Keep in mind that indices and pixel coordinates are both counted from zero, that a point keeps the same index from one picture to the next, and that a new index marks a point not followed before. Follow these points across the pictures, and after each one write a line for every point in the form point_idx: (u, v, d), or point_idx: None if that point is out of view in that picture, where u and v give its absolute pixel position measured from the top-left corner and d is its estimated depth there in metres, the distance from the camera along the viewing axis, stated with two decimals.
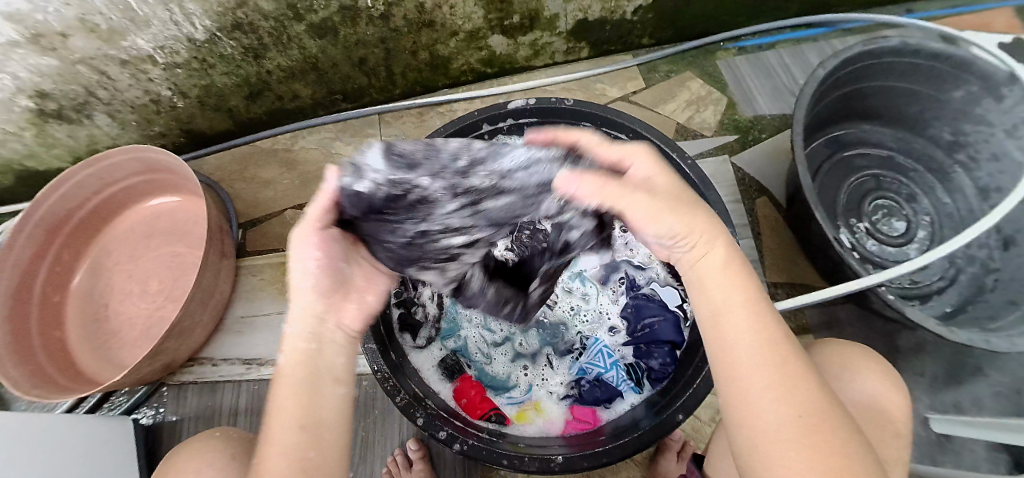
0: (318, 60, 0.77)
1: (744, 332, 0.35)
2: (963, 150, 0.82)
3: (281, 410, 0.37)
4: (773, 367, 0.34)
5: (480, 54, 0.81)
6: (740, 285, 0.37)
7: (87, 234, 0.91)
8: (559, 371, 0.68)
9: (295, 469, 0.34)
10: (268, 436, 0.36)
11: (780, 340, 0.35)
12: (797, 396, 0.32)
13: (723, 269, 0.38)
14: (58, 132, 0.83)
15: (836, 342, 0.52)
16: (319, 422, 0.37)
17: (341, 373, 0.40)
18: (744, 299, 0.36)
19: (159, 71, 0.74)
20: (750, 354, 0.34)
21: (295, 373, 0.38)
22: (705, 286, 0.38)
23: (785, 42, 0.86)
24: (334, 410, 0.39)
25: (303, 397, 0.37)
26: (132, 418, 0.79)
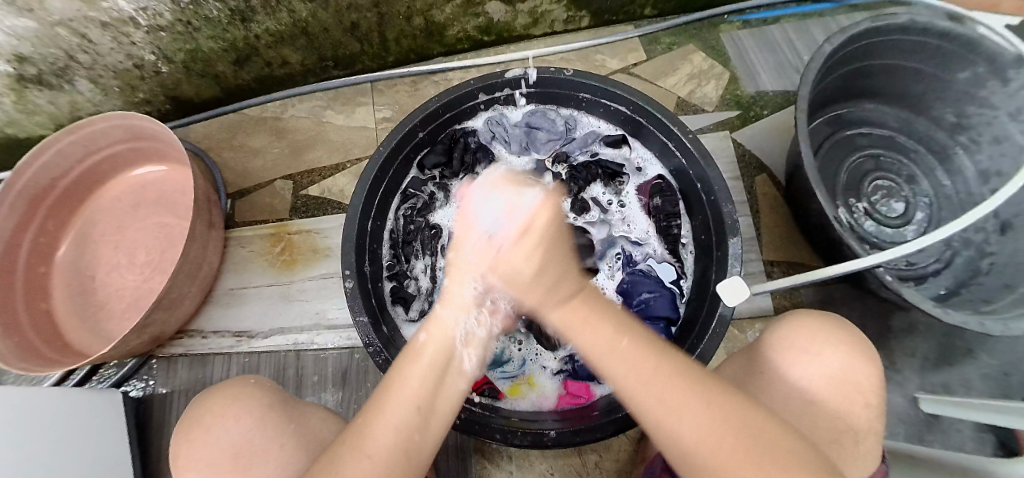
0: (308, 24, 0.74)
1: (620, 363, 0.36)
2: (964, 133, 0.81)
3: (405, 388, 0.37)
4: (655, 386, 0.35)
5: (477, 21, 0.79)
6: (597, 318, 0.38)
7: (71, 204, 0.88)
8: (553, 346, 0.67)
9: (401, 448, 0.35)
10: (386, 403, 0.37)
11: (648, 353, 0.37)
12: (695, 404, 0.33)
13: (575, 309, 0.39)
14: (38, 97, 0.80)
15: (804, 315, 0.50)
16: (434, 408, 0.38)
17: (466, 372, 0.42)
18: (605, 330, 0.38)
19: (141, 35, 0.71)
20: (641, 383, 0.35)
21: (425, 356, 0.39)
22: (579, 329, 0.38)
23: (791, 16, 0.84)
24: (447, 403, 0.39)
25: (430, 386, 0.38)
26: (121, 390, 0.78)
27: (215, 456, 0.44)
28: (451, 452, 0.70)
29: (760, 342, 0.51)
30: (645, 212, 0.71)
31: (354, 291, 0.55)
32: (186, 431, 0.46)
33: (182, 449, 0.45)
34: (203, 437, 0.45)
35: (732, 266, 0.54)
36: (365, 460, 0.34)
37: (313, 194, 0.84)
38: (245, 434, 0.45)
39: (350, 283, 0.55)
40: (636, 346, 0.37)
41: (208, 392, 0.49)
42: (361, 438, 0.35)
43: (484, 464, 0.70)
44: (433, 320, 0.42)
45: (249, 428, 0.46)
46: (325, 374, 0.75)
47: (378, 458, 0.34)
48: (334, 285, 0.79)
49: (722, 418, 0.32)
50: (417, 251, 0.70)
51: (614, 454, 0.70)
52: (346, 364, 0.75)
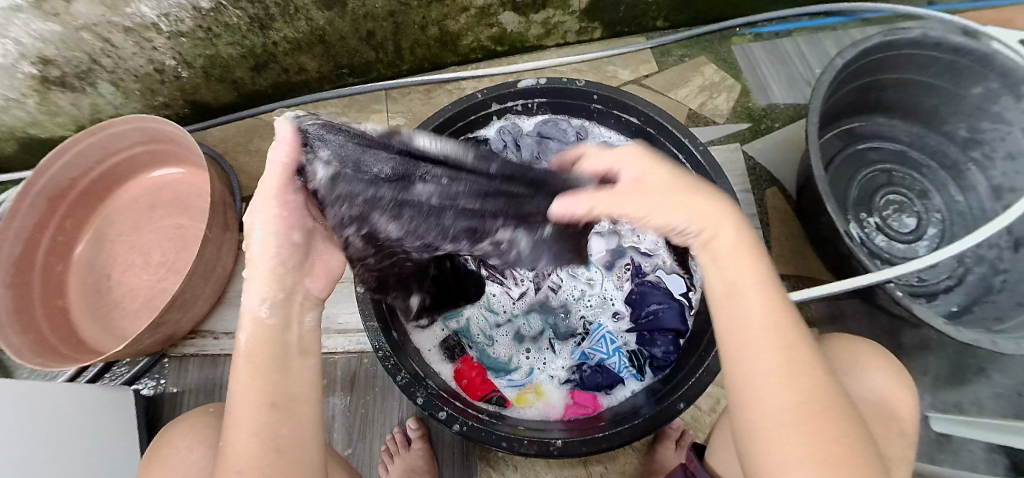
0: (325, 33, 0.75)
1: (757, 314, 0.35)
2: (977, 149, 0.81)
3: (245, 407, 0.34)
4: (783, 353, 0.33)
5: (490, 31, 0.80)
6: (755, 260, 0.37)
7: (90, 205, 0.90)
8: (561, 356, 0.67)
9: (267, 449, 0.33)
10: (234, 419, 0.34)
11: (786, 314, 0.35)
12: (803, 385, 0.32)
13: (741, 253, 0.37)
14: (60, 99, 0.82)
15: (851, 337, 0.51)
16: (292, 399, 0.35)
17: (309, 344, 0.39)
18: (761, 288, 0.36)
19: (163, 40, 0.73)
20: (755, 330, 0.34)
21: (252, 353, 0.35)
22: (722, 265, 0.38)
23: (802, 30, 0.84)
24: (309, 388, 0.37)
25: (272, 373, 0.35)
26: (133, 389, 0.79)
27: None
28: (457, 456, 0.71)
29: None
30: None
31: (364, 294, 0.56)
32: (154, 461, 0.46)
33: None
34: (168, 468, 0.44)
35: None
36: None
37: None
38: (205, 461, 0.44)
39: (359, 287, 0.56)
40: (788, 321, 0.35)
41: (175, 423, 0.50)
42: (222, 460, 0.33)
43: (489, 473, 0.70)
44: (242, 317, 0.36)
45: (210, 454, 0.45)
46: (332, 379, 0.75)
47: (248, 472, 0.32)
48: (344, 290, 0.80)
49: (818, 402, 0.31)
50: None
51: (620, 466, 0.70)
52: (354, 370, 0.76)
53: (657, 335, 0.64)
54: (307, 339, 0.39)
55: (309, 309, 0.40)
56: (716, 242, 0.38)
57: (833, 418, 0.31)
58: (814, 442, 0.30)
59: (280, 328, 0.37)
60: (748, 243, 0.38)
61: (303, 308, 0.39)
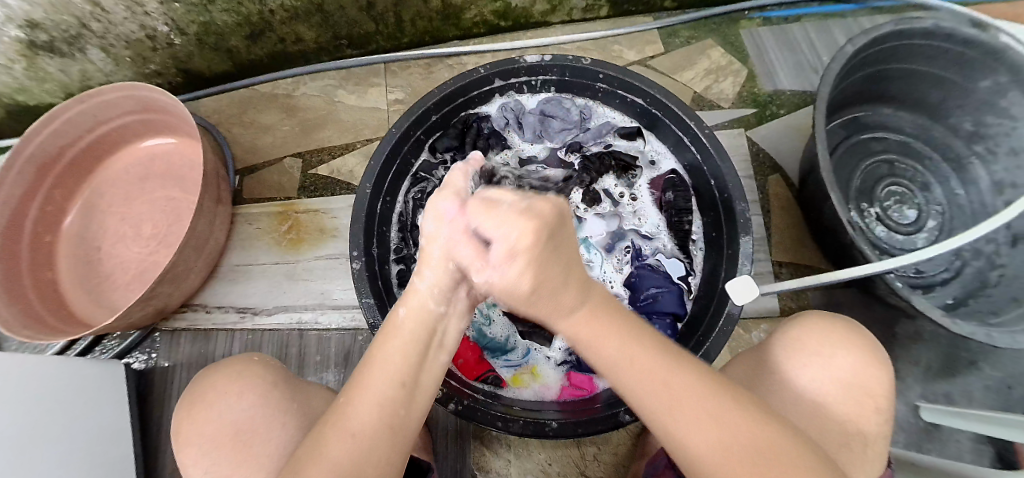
0: (323, 1, 0.73)
1: (635, 378, 0.33)
2: (982, 142, 0.80)
3: (381, 382, 0.35)
4: (670, 405, 0.32)
5: (494, 6, 0.78)
6: (605, 327, 0.34)
7: (79, 175, 0.88)
8: (558, 337, 0.67)
9: (383, 425, 0.34)
10: (364, 385, 0.35)
11: (661, 364, 0.34)
12: (714, 427, 0.32)
13: (586, 322, 0.33)
14: (49, 64, 0.80)
15: (820, 317, 0.50)
16: (418, 386, 0.37)
17: (448, 342, 0.40)
18: (618, 343, 0.33)
19: (155, 5, 0.70)
20: (649, 398, 0.33)
21: (404, 330, 0.36)
22: (586, 343, 0.34)
23: (812, 15, 0.83)
24: (431, 382, 0.38)
25: (412, 357, 0.36)
26: (124, 362, 0.78)
27: (218, 431, 0.46)
28: (450, 438, 0.71)
29: (771, 343, 0.51)
30: (657, 207, 0.70)
31: (361, 272, 0.55)
32: (191, 404, 0.48)
33: (187, 419, 0.47)
34: (207, 412, 0.47)
35: (743, 264, 0.54)
36: (349, 440, 0.34)
37: (321, 173, 0.84)
38: (249, 410, 0.47)
39: (357, 264, 0.56)
40: (670, 371, 0.33)
41: (208, 371, 0.50)
42: (341, 419, 0.35)
43: (483, 451, 0.70)
44: (410, 291, 0.38)
45: (255, 403, 0.47)
46: (327, 355, 0.75)
47: (361, 436, 0.34)
48: (340, 266, 0.79)
49: (740, 438, 0.32)
50: None
51: (612, 447, 0.70)
52: (349, 345, 0.75)
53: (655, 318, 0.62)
54: (447, 335, 0.39)
55: (461, 315, 0.40)
56: (591, 351, 0.34)
57: (755, 440, 0.32)
58: (757, 471, 0.31)
59: (436, 316, 0.37)
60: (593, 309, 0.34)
61: (460, 312, 0.40)
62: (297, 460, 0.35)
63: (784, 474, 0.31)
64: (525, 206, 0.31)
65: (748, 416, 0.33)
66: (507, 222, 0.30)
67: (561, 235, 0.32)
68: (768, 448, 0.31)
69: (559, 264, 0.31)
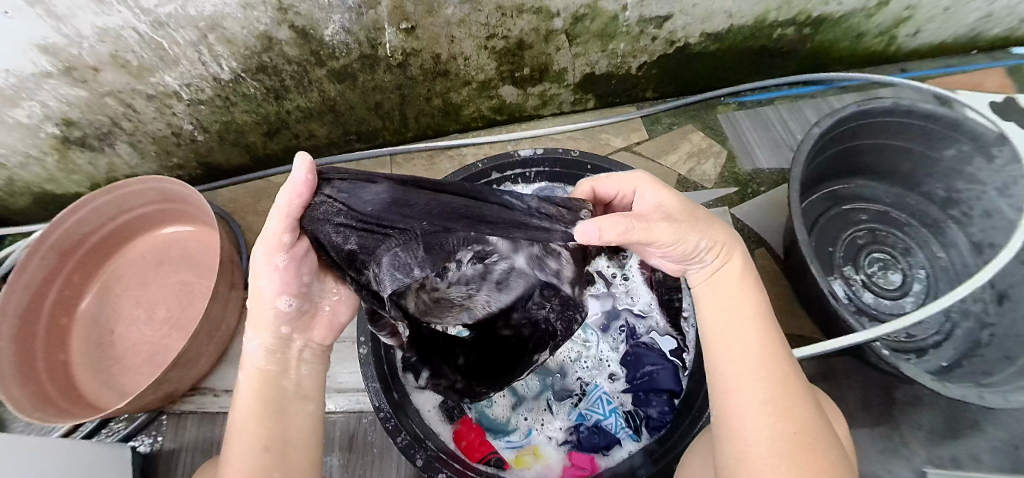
0: (336, 103, 0.81)
1: (744, 338, 0.40)
2: (956, 207, 0.85)
3: (242, 448, 0.36)
4: (771, 378, 0.37)
5: (490, 102, 0.85)
6: (751, 299, 0.42)
7: (98, 259, 0.92)
8: (559, 416, 0.68)
9: None
10: (230, 458, 0.36)
11: (776, 356, 0.39)
12: (785, 407, 0.36)
13: (747, 298, 0.42)
14: (79, 158, 0.86)
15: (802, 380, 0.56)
16: (287, 441, 0.37)
17: (307, 391, 0.41)
18: (765, 332, 0.40)
19: (182, 107, 0.78)
20: (746, 361, 0.39)
21: (253, 396, 0.38)
22: (715, 297, 0.44)
23: (782, 98, 0.90)
24: (302, 430, 0.39)
25: (270, 417, 0.37)
26: (129, 446, 0.79)
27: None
28: None
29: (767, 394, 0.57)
30: (647, 285, 0.74)
31: (367, 355, 0.63)
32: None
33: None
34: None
35: None
36: None
37: None
38: None
39: (364, 348, 0.64)
40: (778, 350, 0.39)
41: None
42: None
43: None
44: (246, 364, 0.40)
45: None
46: (331, 437, 0.76)
47: None
48: (345, 349, 0.81)
49: (799, 417, 0.36)
50: None
51: None
52: (353, 429, 0.76)
53: (652, 396, 0.65)
54: (305, 384, 0.41)
55: (309, 362, 0.43)
56: (720, 305, 0.43)
57: (810, 424, 0.36)
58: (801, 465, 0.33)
59: (275, 372, 0.40)
60: (745, 282, 0.44)
61: (302, 357, 0.42)
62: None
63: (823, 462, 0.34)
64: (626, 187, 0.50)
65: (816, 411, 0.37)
66: (623, 185, 0.49)
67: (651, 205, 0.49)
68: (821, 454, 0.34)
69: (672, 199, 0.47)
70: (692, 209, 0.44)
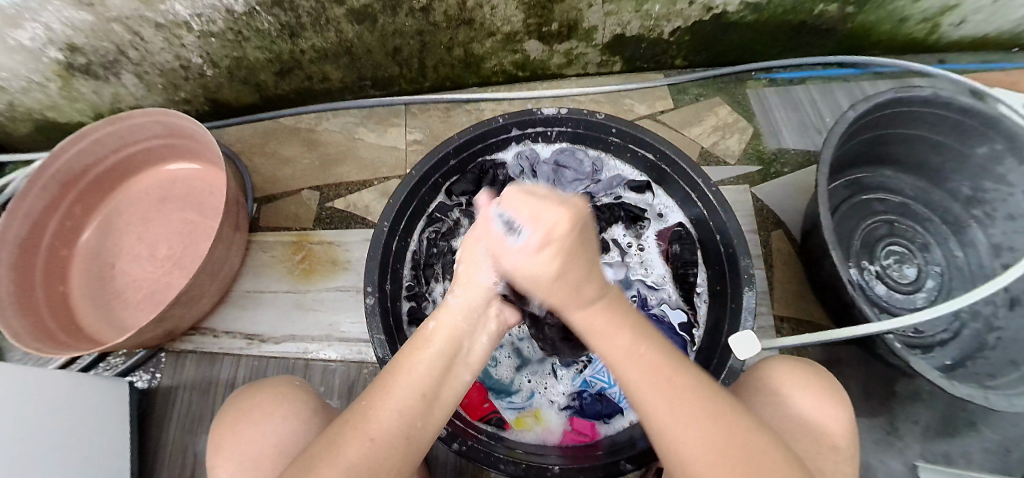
0: (352, 45, 0.77)
1: (637, 373, 0.36)
2: (979, 207, 0.82)
3: (401, 388, 0.38)
4: (671, 402, 0.35)
5: (514, 57, 0.82)
6: (608, 311, 0.39)
7: (100, 192, 0.91)
8: (563, 382, 0.68)
9: (400, 434, 0.36)
10: (390, 390, 0.38)
11: (671, 372, 0.37)
12: (702, 425, 0.34)
13: (598, 314, 0.38)
14: (83, 86, 0.83)
15: (794, 362, 0.53)
16: (437, 398, 0.39)
17: (472, 361, 0.43)
18: (627, 337, 0.38)
19: (192, 38, 0.74)
20: (643, 392, 0.36)
21: (429, 341, 0.41)
22: (594, 336, 0.39)
23: (815, 78, 0.87)
24: (449, 395, 0.40)
25: (437, 370, 0.39)
26: (127, 381, 0.79)
27: (255, 455, 0.48)
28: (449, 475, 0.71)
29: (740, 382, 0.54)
30: (663, 258, 0.73)
31: (373, 309, 0.57)
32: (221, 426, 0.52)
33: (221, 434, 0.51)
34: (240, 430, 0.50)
35: (745, 319, 0.56)
36: (366, 443, 0.35)
37: (338, 207, 0.86)
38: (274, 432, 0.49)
39: (370, 299, 0.57)
40: (665, 366, 0.36)
41: (248, 392, 0.54)
42: (362, 420, 0.36)
43: None
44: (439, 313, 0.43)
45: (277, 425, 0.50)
46: (330, 384, 0.76)
47: (380, 441, 0.35)
48: (350, 299, 0.81)
49: (720, 435, 0.34)
50: (437, 274, 0.72)
51: None
52: (353, 378, 0.76)
53: None
54: (472, 353, 0.43)
55: (488, 333, 0.45)
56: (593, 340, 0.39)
57: (747, 448, 0.34)
58: None
59: (464, 332, 0.42)
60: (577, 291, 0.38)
61: (483, 330, 0.44)
62: (311, 455, 0.35)
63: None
64: (560, 199, 0.38)
65: (742, 420, 0.35)
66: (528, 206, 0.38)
67: (581, 230, 0.38)
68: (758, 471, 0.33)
69: (584, 258, 0.37)
70: (572, 264, 0.37)
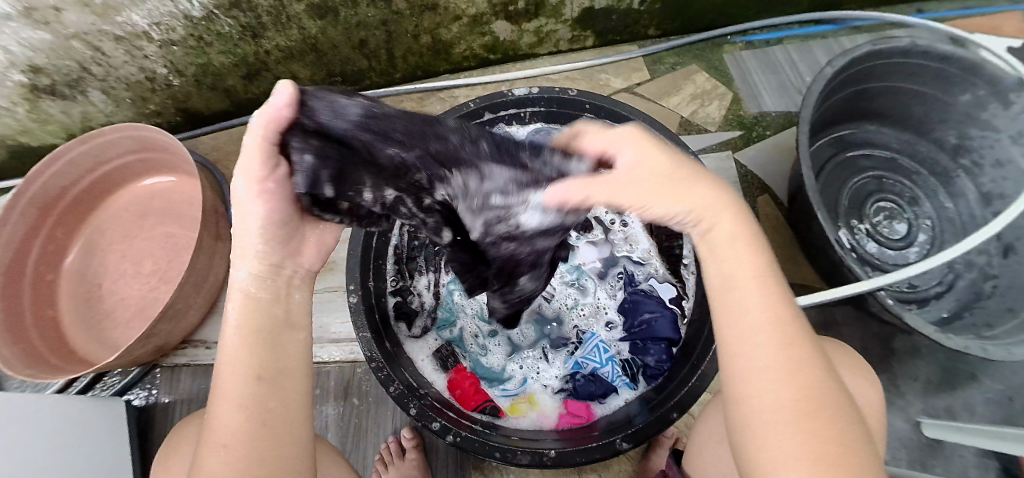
0: (317, 41, 0.75)
1: (756, 305, 0.34)
2: (967, 156, 0.81)
3: (224, 382, 0.33)
4: (784, 341, 0.33)
5: (483, 40, 0.80)
6: (754, 257, 0.36)
7: (79, 214, 0.89)
8: (554, 365, 0.68)
9: (255, 422, 0.32)
10: (217, 396, 0.33)
11: (787, 312, 0.34)
12: (802, 372, 0.31)
13: (737, 228, 0.37)
14: (51, 107, 0.81)
15: (830, 341, 0.51)
16: (281, 370, 0.34)
17: (301, 319, 0.38)
18: (760, 259, 0.36)
19: (154, 49, 0.72)
20: (754, 323, 0.33)
21: (244, 325, 0.34)
22: (718, 259, 0.37)
23: (792, 37, 0.86)
24: (298, 356, 0.36)
25: (261, 345, 0.34)
26: (124, 399, 0.78)
27: None
28: (451, 466, 0.71)
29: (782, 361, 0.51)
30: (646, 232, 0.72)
31: None
32: (164, 460, 0.50)
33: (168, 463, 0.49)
34: (176, 460, 0.48)
35: None
36: (219, 452, 0.31)
37: None
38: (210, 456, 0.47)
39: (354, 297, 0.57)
40: (785, 310, 0.34)
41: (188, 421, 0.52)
42: (209, 432, 0.32)
43: None
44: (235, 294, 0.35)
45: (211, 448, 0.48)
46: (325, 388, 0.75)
47: (233, 445, 0.31)
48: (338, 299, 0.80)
49: (811, 387, 0.31)
50: (422, 266, 0.71)
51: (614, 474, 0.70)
52: (348, 378, 0.76)
53: (650, 344, 0.64)
54: (297, 312, 0.37)
55: (306, 282, 0.40)
56: (716, 269, 0.37)
57: (815, 385, 0.31)
58: (815, 434, 0.29)
59: (269, 301, 0.36)
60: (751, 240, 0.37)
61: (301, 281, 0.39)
62: None
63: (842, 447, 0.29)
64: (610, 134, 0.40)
65: (820, 356, 0.33)
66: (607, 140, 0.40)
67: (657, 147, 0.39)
68: (843, 424, 0.30)
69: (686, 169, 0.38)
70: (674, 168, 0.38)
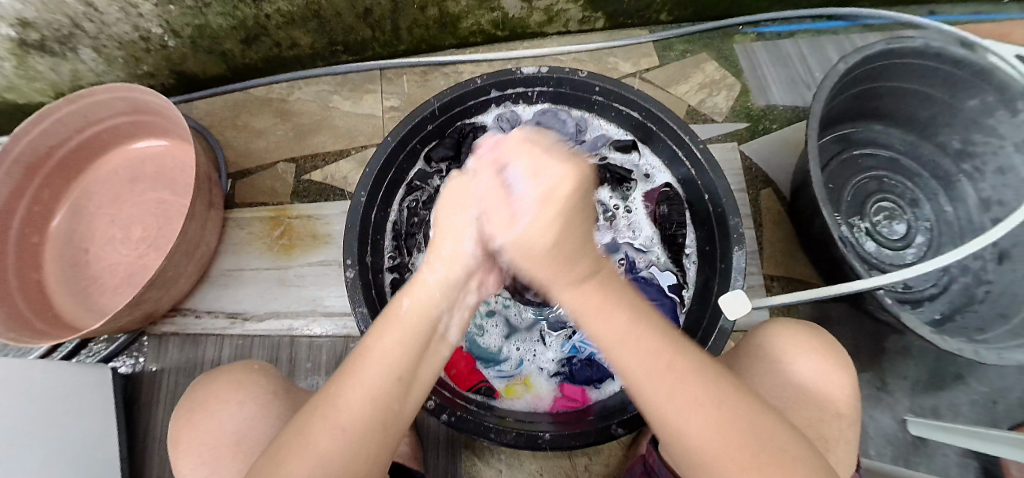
0: (321, 7, 0.73)
1: (633, 354, 0.33)
2: (970, 161, 0.81)
3: (375, 367, 0.35)
4: (671, 381, 0.32)
5: (491, 15, 0.79)
6: (609, 290, 0.36)
7: (66, 176, 0.86)
8: (551, 348, 0.67)
9: (377, 421, 0.34)
10: (355, 377, 0.35)
11: (670, 345, 0.34)
12: (707, 406, 0.31)
13: (589, 293, 0.35)
14: (39, 63, 0.78)
15: (789, 324, 0.53)
16: (415, 378, 0.37)
17: (447, 336, 0.41)
18: (623, 317, 0.34)
19: (149, 7, 0.69)
20: (641, 374, 0.33)
21: (404, 321, 0.37)
22: (591, 320, 0.35)
23: (805, 31, 0.84)
24: (425, 374, 0.39)
25: (410, 351, 0.37)
26: (110, 367, 0.76)
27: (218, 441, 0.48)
28: (442, 445, 0.71)
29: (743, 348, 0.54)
30: (650, 220, 0.72)
31: (354, 282, 0.54)
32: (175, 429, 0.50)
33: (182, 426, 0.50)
34: (201, 422, 0.49)
35: (734, 280, 0.55)
36: (338, 433, 0.33)
37: (314, 179, 0.83)
38: (227, 422, 0.48)
39: (350, 273, 0.55)
40: (675, 351, 0.34)
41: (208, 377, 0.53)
42: (332, 409, 0.34)
43: (475, 461, 0.70)
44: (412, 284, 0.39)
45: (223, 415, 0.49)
46: (317, 362, 0.75)
47: (351, 432, 0.33)
48: (332, 273, 0.79)
49: (730, 413, 0.32)
50: (420, 243, 0.70)
51: (604, 459, 0.70)
52: (340, 353, 0.75)
53: None
54: (448, 330, 0.41)
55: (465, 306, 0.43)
56: (589, 328, 0.36)
57: (735, 409, 0.32)
58: (741, 456, 0.30)
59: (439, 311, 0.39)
60: (604, 288, 0.36)
61: (460, 308, 0.42)
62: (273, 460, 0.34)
63: (777, 466, 0.30)
64: (564, 156, 0.37)
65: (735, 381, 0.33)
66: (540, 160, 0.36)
67: (583, 194, 0.36)
68: (764, 432, 0.31)
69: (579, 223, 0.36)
70: (567, 243, 0.35)
